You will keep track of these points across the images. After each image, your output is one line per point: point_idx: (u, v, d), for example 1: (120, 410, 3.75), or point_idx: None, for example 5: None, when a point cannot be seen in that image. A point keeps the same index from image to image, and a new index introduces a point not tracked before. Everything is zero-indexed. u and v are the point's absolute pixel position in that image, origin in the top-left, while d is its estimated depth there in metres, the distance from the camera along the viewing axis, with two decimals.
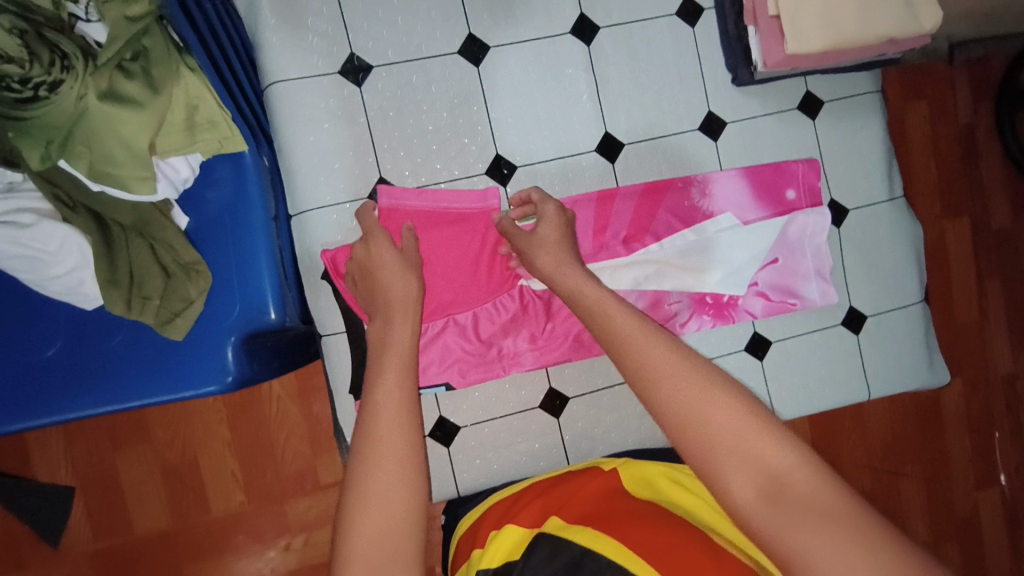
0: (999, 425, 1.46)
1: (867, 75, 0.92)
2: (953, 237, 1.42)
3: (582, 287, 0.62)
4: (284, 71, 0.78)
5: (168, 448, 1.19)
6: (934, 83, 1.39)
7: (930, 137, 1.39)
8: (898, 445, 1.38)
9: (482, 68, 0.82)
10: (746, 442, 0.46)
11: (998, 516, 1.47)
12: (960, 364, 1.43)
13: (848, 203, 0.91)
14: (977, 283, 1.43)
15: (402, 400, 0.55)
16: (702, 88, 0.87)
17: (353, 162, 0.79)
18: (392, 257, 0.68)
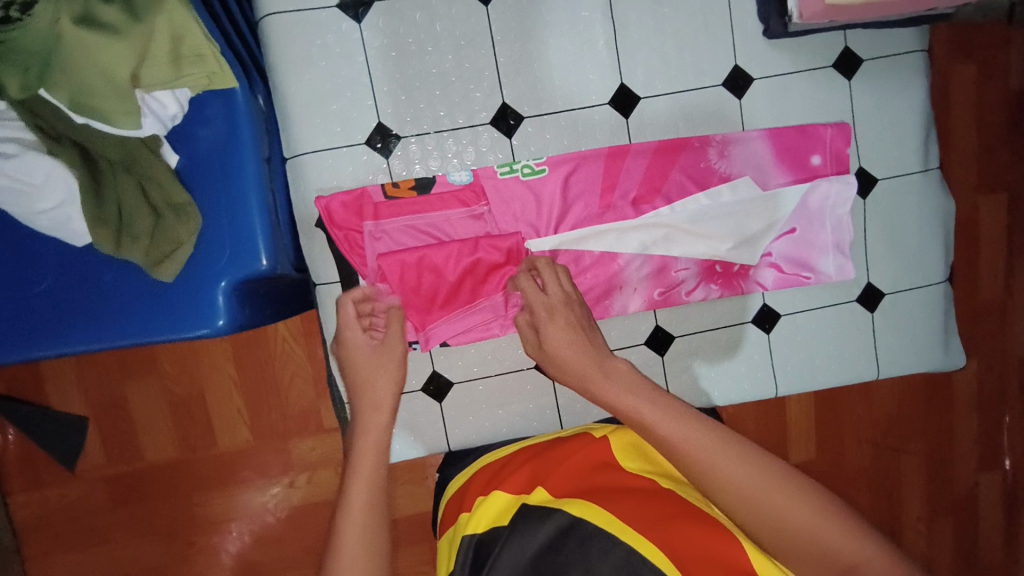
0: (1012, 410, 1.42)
1: (913, 31, 0.84)
2: (987, 212, 1.34)
3: (614, 391, 0.65)
4: (279, 3, 0.73)
5: (176, 386, 1.21)
6: (987, 44, 1.29)
7: (976, 103, 1.30)
8: (905, 423, 1.36)
9: (490, 8, 0.76)
10: (799, 526, 0.55)
11: (998, 499, 1.45)
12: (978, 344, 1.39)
13: (878, 173, 0.85)
14: (1008, 264, 1.37)
15: (371, 503, 0.62)
16: (730, 38, 0.80)
17: (350, 105, 0.75)
18: (370, 352, 0.73)
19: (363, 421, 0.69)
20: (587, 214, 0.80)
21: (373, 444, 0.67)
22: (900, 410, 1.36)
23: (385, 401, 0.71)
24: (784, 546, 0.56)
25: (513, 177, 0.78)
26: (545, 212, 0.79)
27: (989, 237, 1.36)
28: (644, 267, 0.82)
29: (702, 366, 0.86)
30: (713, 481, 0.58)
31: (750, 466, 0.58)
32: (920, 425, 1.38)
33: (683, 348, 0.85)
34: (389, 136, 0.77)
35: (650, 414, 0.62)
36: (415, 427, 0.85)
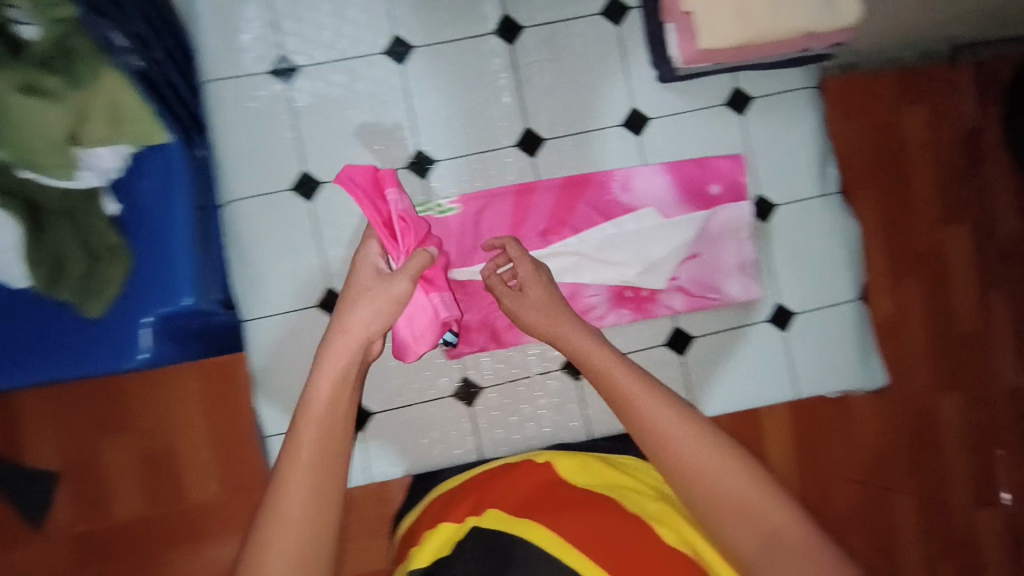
0: (1004, 443, 1.41)
1: (801, 70, 0.90)
2: (952, 243, 1.37)
3: (583, 346, 0.69)
4: (218, 72, 0.84)
5: (141, 439, 1.12)
6: (934, 87, 1.36)
7: (928, 140, 1.36)
8: (889, 459, 1.35)
9: (404, 68, 0.85)
10: (731, 491, 0.61)
11: (999, 539, 1.41)
12: (962, 375, 1.38)
13: (776, 200, 0.90)
14: (980, 292, 1.39)
15: (328, 432, 0.61)
16: (625, 85, 0.88)
17: (276, 158, 0.85)
18: (372, 283, 0.66)
19: (329, 350, 0.64)
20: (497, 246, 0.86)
21: (336, 371, 0.63)
22: (881, 446, 1.34)
23: (361, 339, 0.64)
24: (714, 509, 0.62)
25: (428, 214, 0.85)
26: (457, 245, 0.85)
27: (957, 268, 1.37)
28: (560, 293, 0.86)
29: None
30: (662, 440, 0.64)
31: (701, 437, 0.64)
32: (908, 462, 1.36)
33: None
34: (314, 184, 0.86)
35: (624, 379, 0.66)
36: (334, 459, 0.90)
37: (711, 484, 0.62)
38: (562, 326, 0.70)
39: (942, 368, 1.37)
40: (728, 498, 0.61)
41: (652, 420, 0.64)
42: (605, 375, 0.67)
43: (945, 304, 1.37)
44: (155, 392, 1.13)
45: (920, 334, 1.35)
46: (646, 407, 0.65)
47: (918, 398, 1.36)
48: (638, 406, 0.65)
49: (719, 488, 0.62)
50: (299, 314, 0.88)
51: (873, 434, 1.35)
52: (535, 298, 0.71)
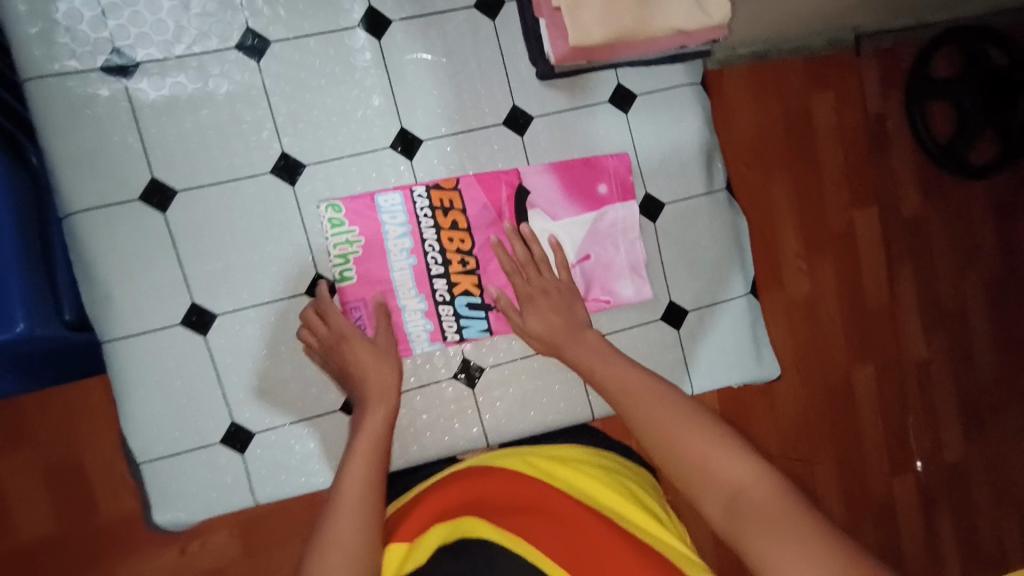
0: (914, 411, 1.50)
1: (683, 65, 0.90)
2: (862, 226, 1.40)
3: (581, 355, 0.76)
4: (39, 67, 0.74)
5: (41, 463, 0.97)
6: (840, 72, 1.36)
7: (837, 125, 1.37)
8: (812, 433, 1.39)
9: (262, 65, 0.79)
10: (697, 458, 0.59)
11: (915, 501, 1.49)
12: (876, 349, 1.42)
13: (664, 198, 0.89)
14: (887, 271, 1.44)
15: (373, 468, 0.67)
16: (506, 82, 0.84)
17: (117, 164, 0.76)
18: (365, 347, 0.76)
19: (367, 404, 0.74)
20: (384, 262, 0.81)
21: (379, 425, 0.72)
22: (806, 420, 1.38)
23: (392, 391, 0.75)
24: (698, 483, 0.59)
25: (318, 224, 0.81)
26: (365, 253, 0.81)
27: (866, 248, 1.41)
28: (457, 309, 0.83)
29: (517, 395, 0.87)
30: (636, 417, 0.67)
31: (683, 416, 0.64)
32: (828, 434, 1.41)
33: (496, 378, 0.86)
34: (166, 191, 0.77)
35: (600, 368, 0.74)
36: (215, 486, 0.80)
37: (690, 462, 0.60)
38: (557, 326, 0.78)
39: (860, 344, 1.41)
40: (702, 464, 0.59)
41: (640, 411, 0.67)
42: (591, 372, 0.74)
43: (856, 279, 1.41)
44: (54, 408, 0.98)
45: (836, 312, 1.38)
46: (636, 396, 0.68)
47: (837, 375, 1.40)
48: (628, 393, 0.69)
49: (689, 456, 0.60)
50: (156, 338, 0.78)
51: (799, 413, 1.38)
52: (543, 282, 0.80)
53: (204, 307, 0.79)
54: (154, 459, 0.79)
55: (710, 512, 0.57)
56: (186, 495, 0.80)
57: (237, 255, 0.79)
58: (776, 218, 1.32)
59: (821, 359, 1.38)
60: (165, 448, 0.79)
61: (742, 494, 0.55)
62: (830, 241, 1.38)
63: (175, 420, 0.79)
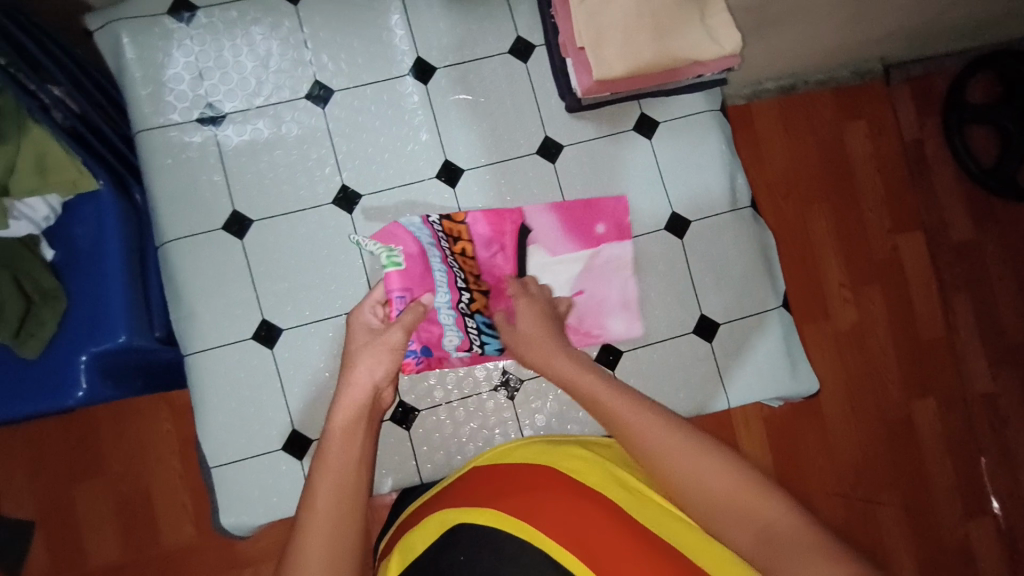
0: (985, 445, 1.41)
1: (703, 94, 0.97)
2: (909, 250, 1.39)
3: (568, 372, 0.74)
4: (147, 121, 0.88)
5: (119, 487, 1.15)
6: (874, 101, 1.39)
7: (873, 153, 1.39)
8: (870, 468, 1.34)
9: (327, 111, 0.91)
10: (716, 489, 0.60)
11: (994, 545, 1.39)
12: (934, 381, 1.38)
13: (690, 216, 0.95)
14: (940, 296, 1.40)
15: (344, 471, 0.64)
16: (538, 117, 0.94)
17: (204, 199, 0.89)
18: (362, 335, 0.74)
19: (343, 396, 0.69)
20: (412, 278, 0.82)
21: (348, 416, 0.68)
22: (862, 453, 1.34)
23: (366, 384, 0.70)
24: (718, 515, 0.59)
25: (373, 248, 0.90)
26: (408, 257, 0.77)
27: (915, 272, 1.39)
28: (478, 323, 0.83)
29: (555, 406, 0.91)
30: (642, 445, 0.64)
31: (693, 447, 0.62)
32: (890, 469, 1.35)
33: (534, 388, 0.91)
34: (243, 221, 0.89)
35: (595, 388, 0.70)
36: (275, 491, 0.87)
37: (707, 496, 0.60)
38: (549, 349, 0.76)
39: (915, 372, 1.37)
40: (722, 498, 0.59)
41: (646, 440, 0.64)
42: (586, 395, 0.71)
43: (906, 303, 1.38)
44: (132, 440, 1.16)
45: (887, 341, 1.36)
46: (640, 426, 0.65)
47: (893, 406, 1.36)
48: (626, 417, 0.66)
49: (708, 487, 0.60)
50: (231, 350, 0.87)
51: (853, 444, 1.33)
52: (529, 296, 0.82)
53: (273, 322, 0.88)
54: (221, 465, 0.86)
55: (736, 544, 0.58)
56: (249, 499, 0.86)
57: (301, 276, 0.89)
58: (814, 243, 1.34)
59: (874, 387, 1.35)
60: (233, 453, 0.86)
61: (770, 525, 0.56)
62: (874, 266, 1.37)
63: (242, 426, 0.87)
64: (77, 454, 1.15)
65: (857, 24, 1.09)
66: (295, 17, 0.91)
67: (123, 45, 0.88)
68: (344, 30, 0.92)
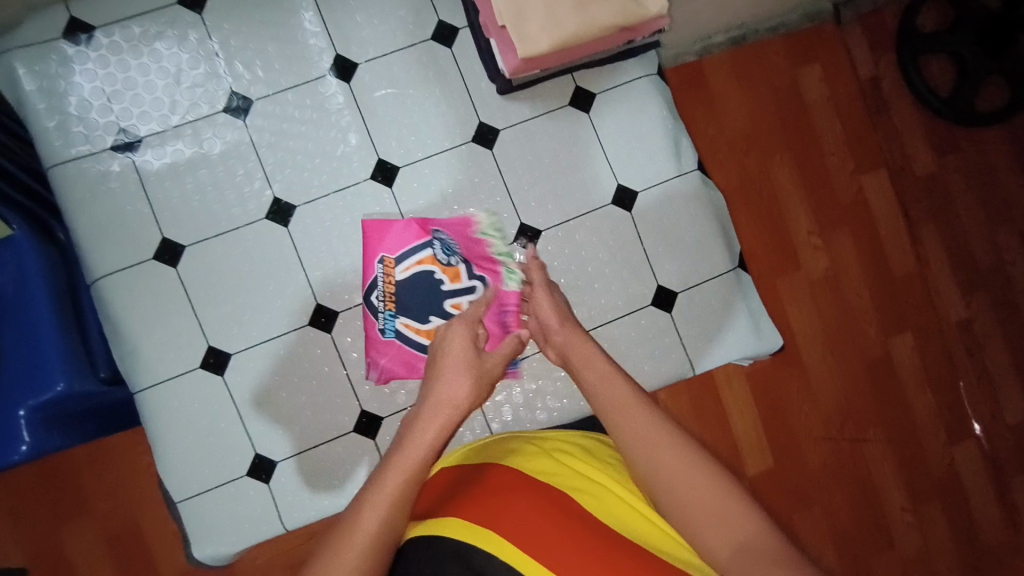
0: (963, 375, 1.43)
1: (637, 59, 0.94)
2: (873, 191, 1.38)
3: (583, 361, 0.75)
4: (58, 155, 0.84)
5: (107, 524, 1.13)
6: (825, 44, 1.35)
7: (829, 96, 1.36)
8: (853, 411, 1.35)
9: (247, 122, 0.87)
10: (700, 495, 0.60)
11: (980, 470, 1.42)
12: (910, 318, 1.38)
13: (637, 187, 0.92)
14: (908, 232, 1.40)
15: (412, 483, 0.62)
16: (470, 103, 0.90)
17: (131, 230, 0.85)
18: (464, 350, 0.74)
19: (429, 412, 0.69)
20: (420, 301, 0.80)
21: (429, 436, 0.67)
22: (845, 398, 1.34)
23: (457, 407, 0.70)
24: (677, 507, 0.61)
25: (315, 259, 0.87)
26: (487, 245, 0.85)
27: (881, 212, 1.37)
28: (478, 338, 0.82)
29: (521, 396, 0.90)
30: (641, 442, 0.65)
31: (664, 436, 0.65)
32: (872, 410, 1.36)
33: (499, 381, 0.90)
34: (176, 248, 0.85)
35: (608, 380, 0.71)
36: (247, 517, 0.85)
37: (667, 484, 0.62)
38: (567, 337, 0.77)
39: (891, 313, 1.37)
40: (680, 487, 0.61)
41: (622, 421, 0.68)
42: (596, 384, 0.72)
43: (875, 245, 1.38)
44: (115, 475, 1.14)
45: (860, 285, 1.35)
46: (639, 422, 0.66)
47: (871, 347, 1.36)
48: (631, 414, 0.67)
49: (693, 493, 0.60)
50: (181, 381, 0.85)
51: (835, 390, 1.34)
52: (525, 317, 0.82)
53: (220, 347, 0.86)
54: (188, 499, 0.85)
55: (709, 550, 0.58)
56: (221, 528, 0.85)
57: (245, 296, 0.86)
58: (779, 196, 1.32)
59: (852, 332, 1.35)
60: (199, 484, 0.85)
61: (745, 538, 0.56)
62: (838, 211, 1.35)
63: (204, 456, 0.85)
64: (60, 495, 1.13)
65: None
66: (200, 26, 0.86)
67: (20, 76, 0.82)
68: (255, 34, 0.87)
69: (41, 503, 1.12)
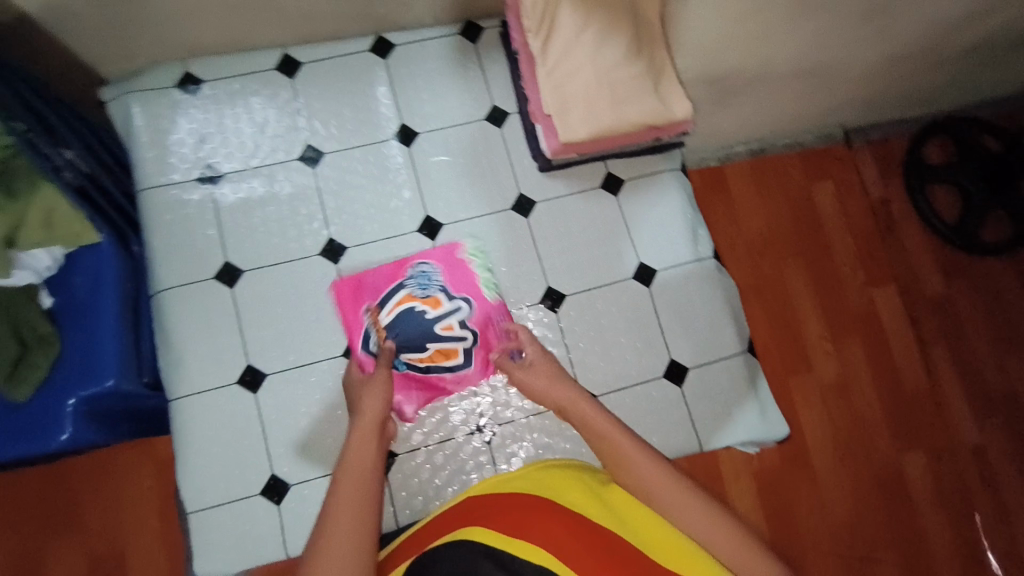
0: (981, 505, 1.40)
1: (665, 156, 1.06)
2: (882, 303, 1.44)
3: (614, 440, 0.73)
4: (149, 181, 0.96)
5: (94, 543, 1.13)
6: (835, 163, 1.48)
7: (840, 211, 1.47)
8: (863, 526, 1.33)
9: (318, 170, 0.99)
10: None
11: None
12: (922, 435, 1.39)
13: (657, 266, 1.01)
14: (918, 348, 1.44)
15: (367, 471, 0.66)
16: (512, 176, 1.02)
17: (200, 252, 0.95)
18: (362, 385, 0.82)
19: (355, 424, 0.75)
20: (415, 341, 0.91)
21: (368, 437, 0.72)
22: (855, 512, 1.33)
23: (375, 413, 0.76)
24: None
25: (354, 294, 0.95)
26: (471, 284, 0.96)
27: (890, 325, 1.43)
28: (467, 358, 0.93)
29: (531, 449, 0.93)
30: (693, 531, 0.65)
31: (720, 524, 0.64)
32: (884, 528, 1.33)
33: (511, 432, 0.94)
34: (235, 271, 0.95)
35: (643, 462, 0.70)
36: (252, 538, 0.87)
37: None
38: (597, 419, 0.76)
39: (902, 430, 1.38)
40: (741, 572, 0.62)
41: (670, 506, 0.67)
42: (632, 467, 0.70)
43: (885, 356, 1.42)
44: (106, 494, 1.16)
45: (870, 393, 1.38)
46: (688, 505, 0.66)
47: (880, 459, 1.36)
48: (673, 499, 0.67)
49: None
50: (216, 394, 0.90)
51: (845, 503, 1.32)
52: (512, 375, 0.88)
53: (257, 367, 0.92)
54: (200, 511, 0.87)
55: None
56: (226, 546, 0.86)
57: (287, 323, 0.94)
58: (792, 299, 1.39)
59: (864, 445, 1.36)
60: (212, 499, 0.87)
61: None
62: (848, 320, 1.41)
63: (222, 471, 0.88)
64: (52, 507, 1.14)
65: (805, 95, 1.20)
66: (291, 89, 1.01)
67: (134, 113, 0.97)
68: (335, 99, 1.01)
69: (34, 513, 1.14)
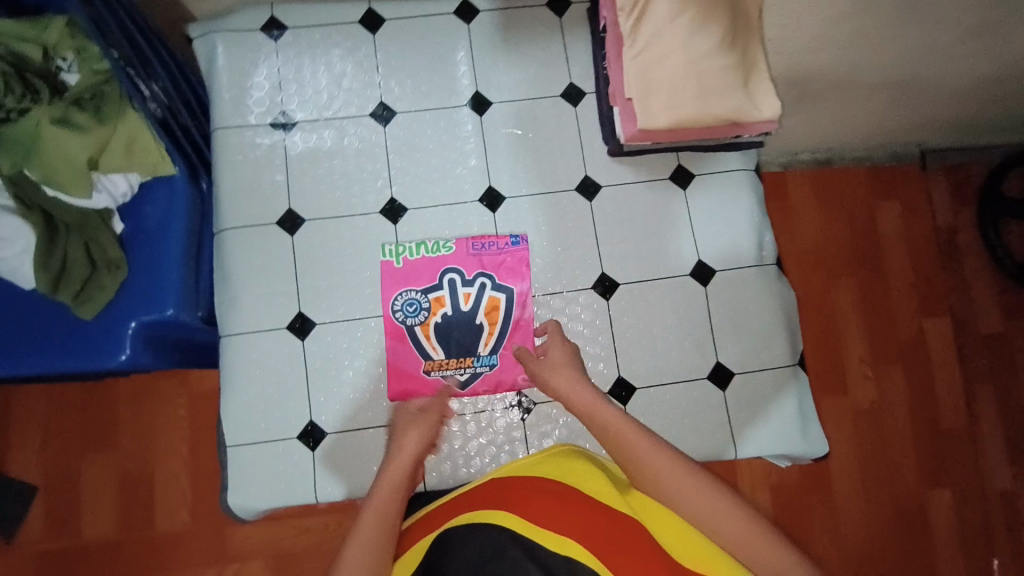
0: (998, 550, 1.34)
1: (740, 154, 1.02)
2: (934, 334, 1.39)
3: (639, 445, 0.75)
4: (224, 121, 0.97)
5: (127, 462, 1.18)
6: (908, 184, 1.41)
7: (905, 233, 1.40)
8: (877, 558, 1.30)
9: (388, 129, 0.99)
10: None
11: None
12: (954, 475, 1.35)
13: (716, 266, 0.98)
14: (965, 386, 1.38)
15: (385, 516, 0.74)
16: (580, 156, 1.00)
17: (265, 196, 0.96)
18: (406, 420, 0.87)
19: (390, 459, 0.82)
20: (467, 333, 0.92)
21: (396, 476, 0.79)
22: (870, 541, 1.30)
23: (410, 455, 0.82)
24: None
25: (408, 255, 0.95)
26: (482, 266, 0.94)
27: (940, 358, 1.38)
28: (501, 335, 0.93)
29: (565, 433, 0.93)
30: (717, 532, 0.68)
31: (745, 527, 0.67)
32: (901, 561, 1.31)
33: (547, 413, 0.93)
34: (296, 219, 0.96)
35: (668, 467, 0.73)
36: (284, 478, 0.90)
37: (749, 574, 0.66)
38: (623, 423, 0.77)
39: (931, 466, 1.33)
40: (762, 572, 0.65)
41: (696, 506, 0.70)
42: (659, 470, 0.73)
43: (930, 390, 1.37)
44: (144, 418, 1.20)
45: (907, 425, 1.34)
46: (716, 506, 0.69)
47: (907, 493, 1.32)
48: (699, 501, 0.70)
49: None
50: (266, 337, 0.92)
51: (859, 532, 1.30)
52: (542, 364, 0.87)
53: (307, 315, 0.93)
54: (239, 446, 0.90)
55: None
56: (259, 483, 0.89)
57: (342, 276, 0.95)
58: (840, 319, 1.35)
59: (891, 476, 1.32)
60: (251, 436, 0.90)
61: None
62: (897, 347, 1.36)
63: (264, 410, 0.91)
64: (93, 423, 1.19)
65: (891, 108, 1.14)
66: (371, 44, 1.00)
67: (217, 52, 0.98)
68: (413, 59, 1.00)
69: (75, 426, 1.19)
